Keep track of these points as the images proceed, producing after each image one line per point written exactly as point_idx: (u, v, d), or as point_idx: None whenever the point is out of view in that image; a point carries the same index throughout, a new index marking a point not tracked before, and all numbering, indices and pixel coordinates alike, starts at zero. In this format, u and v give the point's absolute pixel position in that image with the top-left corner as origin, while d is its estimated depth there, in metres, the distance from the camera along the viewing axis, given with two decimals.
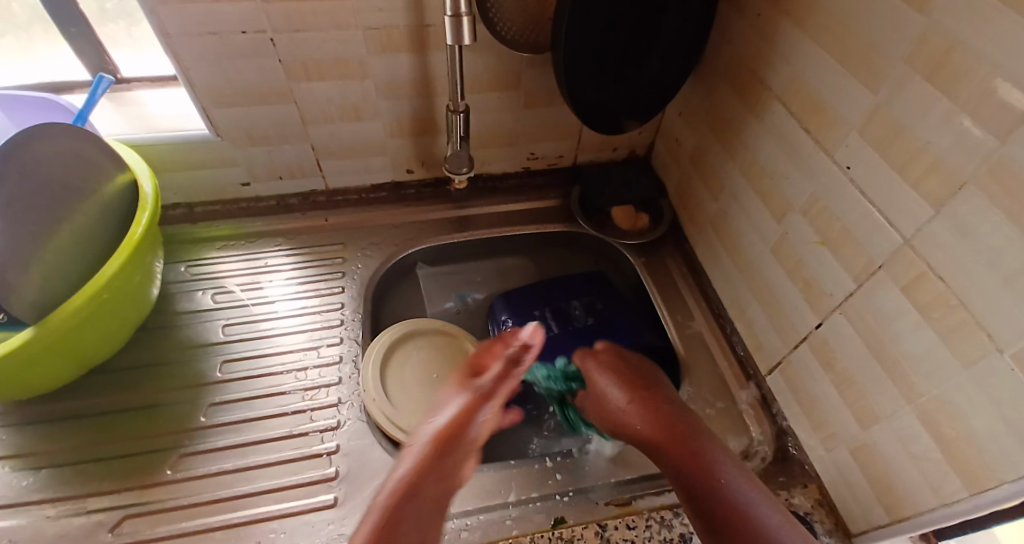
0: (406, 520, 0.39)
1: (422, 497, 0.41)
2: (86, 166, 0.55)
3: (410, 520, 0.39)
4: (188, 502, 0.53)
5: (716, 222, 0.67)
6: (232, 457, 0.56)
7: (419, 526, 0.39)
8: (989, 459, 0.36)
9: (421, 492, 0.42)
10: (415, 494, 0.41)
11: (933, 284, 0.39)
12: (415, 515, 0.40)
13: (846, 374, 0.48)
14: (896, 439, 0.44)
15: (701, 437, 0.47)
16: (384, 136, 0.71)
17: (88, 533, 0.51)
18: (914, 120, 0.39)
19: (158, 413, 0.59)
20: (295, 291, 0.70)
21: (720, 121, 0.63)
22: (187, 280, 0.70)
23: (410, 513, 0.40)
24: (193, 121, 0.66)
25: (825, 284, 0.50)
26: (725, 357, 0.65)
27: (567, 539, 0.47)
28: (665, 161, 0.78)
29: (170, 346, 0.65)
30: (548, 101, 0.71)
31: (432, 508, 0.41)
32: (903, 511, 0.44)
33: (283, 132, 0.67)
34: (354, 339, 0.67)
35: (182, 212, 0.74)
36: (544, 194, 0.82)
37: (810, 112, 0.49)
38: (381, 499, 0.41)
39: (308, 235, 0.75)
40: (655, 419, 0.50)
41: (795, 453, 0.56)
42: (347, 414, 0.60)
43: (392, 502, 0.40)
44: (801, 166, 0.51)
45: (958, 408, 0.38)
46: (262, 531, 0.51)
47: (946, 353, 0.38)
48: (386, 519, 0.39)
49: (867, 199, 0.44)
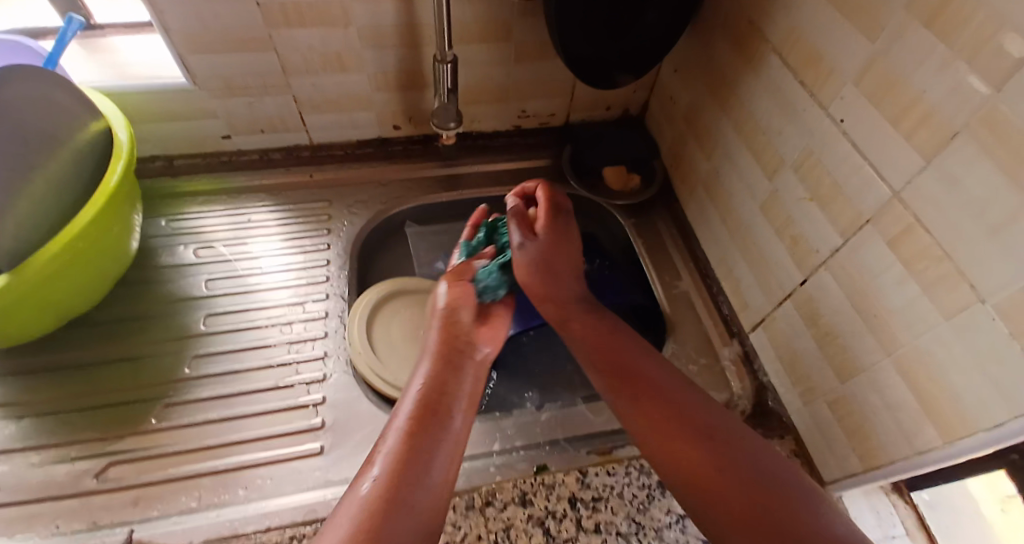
0: (438, 415, 0.44)
1: (447, 393, 0.46)
2: (57, 111, 0.53)
3: (444, 417, 0.44)
4: (173, 450, 0.53)
5: (708, 180, 0.67)
6: (218, 408, 0.56)
7: (450, 417, 0.44)
8: (964, 408, 0.37)
9: (443, 391, 0.46)
10: (440, 397, 0.45)
11: (920, 236, 0.38)
12: (446, 410, 0.44)
13: (829, 329, 0.49)
14: (874, 391, 0.44)
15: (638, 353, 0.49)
16: (370, 89, 0.69)
17: (73, 480, 0.50)
18: (912, 68, 0.38)
19: (142, 364, 0.59)
20: (280, 247, 0.69)
21: (715, 77, 0.62)
22: (168, 235, 0.69)
23: (441, 409, 0.44)
24: (169, 69, 0.64)
25: (812, 240, 0.50)
26: (711, 316, 0.66)
27: (549, 484, 0.48)
28: (659, 120, 0.77)
29: (154, 300, 0.64)
30: (539, 55, 0.69)
31: (458, 400, 0.46)
32: (877, 461, 0.45)
33: (265, 82, 0.65)
34: (341, 295, 0.66)
35: (160, 165, 0.72)
36: (535, 153, 0.80)
37: (806, 64, 0.48)
38: (410, 402, 0.45)
39: (292, 191, 0.74)
40: (557, 287, 0.56)
41: (773, 407, 0.57)
42: (333, 367, 0.60)
43: (422, 404, 0.44)
44: (795, 120, 0.50)
45: (936, 358, 0.39)
46: (249, 478, 0.51)
47: (927, 304, 0.39)
48: (419, 421, 0.43)
49: (860, 151, 0.43)
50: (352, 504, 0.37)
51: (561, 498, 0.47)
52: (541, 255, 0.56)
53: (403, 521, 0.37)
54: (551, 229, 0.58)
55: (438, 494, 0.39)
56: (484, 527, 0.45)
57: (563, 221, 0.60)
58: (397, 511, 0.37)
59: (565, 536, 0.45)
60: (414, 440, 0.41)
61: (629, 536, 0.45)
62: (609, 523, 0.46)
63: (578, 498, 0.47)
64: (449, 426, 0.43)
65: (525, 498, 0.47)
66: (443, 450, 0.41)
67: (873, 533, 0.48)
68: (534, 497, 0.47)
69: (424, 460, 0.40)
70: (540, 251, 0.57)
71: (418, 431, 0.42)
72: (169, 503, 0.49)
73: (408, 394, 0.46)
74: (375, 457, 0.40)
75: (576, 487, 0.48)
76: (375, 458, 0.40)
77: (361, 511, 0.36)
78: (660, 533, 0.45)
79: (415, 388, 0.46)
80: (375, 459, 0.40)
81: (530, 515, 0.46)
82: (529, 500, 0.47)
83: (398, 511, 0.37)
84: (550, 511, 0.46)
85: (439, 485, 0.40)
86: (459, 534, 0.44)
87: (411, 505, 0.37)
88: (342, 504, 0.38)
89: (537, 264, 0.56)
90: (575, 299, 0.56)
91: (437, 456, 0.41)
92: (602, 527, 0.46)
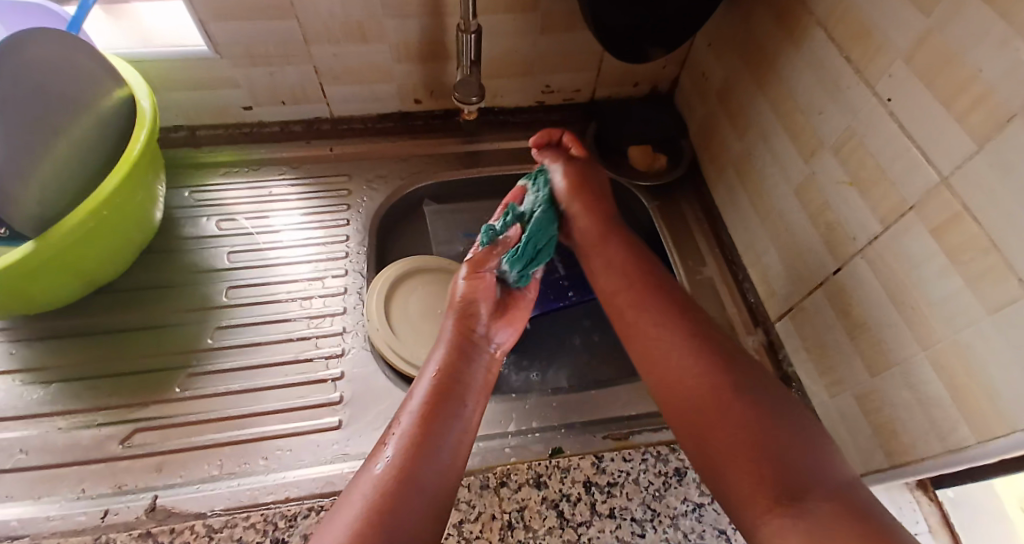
0: (450, 400, 0.45)
1: (458, 381, 0.47)
2: (79, 74, 0.52)
3: (456, 403, 0.45)
4: (196, 418, 0.54)
5: (739, 162, 0.64)
6: (238, 379, 0.57)
7: (461, 403, 0.46)
8: (1003, 408, 0.35)
9: (457, 378, 0.47)
10: (452, 382, 0.47)
11: (968, 226, 0.36)
12: (458, 395, 0.46)
13: (861, 320, 0.47)
14: (905, 386, 0.43)
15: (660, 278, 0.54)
16: (391, 60, 0.67)
17: (99, 445, 0.52)
18: (969, 45, 0.35)
19: (165, 334, 0.60)
20: (301, 221, 0.69)
21: (753, 52, 0.59)
22: (191, 206, 0.69)
23: (453, 395, 0.46)
24: (188, 35, 0.62)
25: (850, 227, 0.48)
26: (735, 303, 0.64)
27: (564, 467, 0.47)
28: (689, 97, 0.74)
29: (178, 270, 0.64)
30: (567, 26, 0.67)
31: (469, 389, 0.47)
32: (904, 457, 0.44)
33: (286, 51, 0.64)
34: (360, 271, 0.66)
35: (183, 135, 0.72)
36: (558, 130, 0.78)
37: (853, 39, 0.45)
38: (425, 385, 0.46)
39: (313, 164, 0.73)
40: (586, 216, 0.60)
41: (797, 398, 0.56)
42: (351, 342, 0.60)
43: (435, 388, 0.46)
44: (837, 99, 0.48)
45: (976, 356, 0.37)
46: (268, 449, 0.52)
47: (971, 298, 0.37)
48: (432, 407, 0.44)
49: (906, 132, 0.41)
50: (365, 485, 0.39)
51: (575, 481, 0.47)
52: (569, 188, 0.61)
53: (412, 503, 0.38)
54: (582, 162, 0.63)
55: (448, 475, 0.41)
56: (499, 506, 0.45)
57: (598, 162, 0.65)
58: (408, 491, 0.39)
59: (579, 519, 0.45)
60: (425, 425, 0.43)
61: (643, 522, 0.45)
62: (623, 509, 0.45)
63: (593, 482, 0.47)
64: (460, 412, 0.45)
65: (540, 480, 0.47)
66: (452, 437, 0.43)
67: None
68: (549, 479, 0.47)
69: (433, 444, 0.42)
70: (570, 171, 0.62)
71: (429, 416, 0.44)
72: (190, 470, 0.50)
73: (422, 379, 0.48)
74: (389, 438, 0.42)
75: (591, 471, 0.47)
76: (388, 440, 0.42)
77: (372, 493, 0.38)
78: (675, 521, 0.45)
79: (430, 371, 0.48)
80: (388, 440, 0.42)
81: (544, 497, 0.46)
82: (543, 482, 0.46)
83: (409, 489, 0.39)
84: (564, 494, 0.46)
85: (449, 468, 0.41)
86: (473, 512, 0.44)
87: (420, 483, 0.39)
88: (356, 482, 0.40)
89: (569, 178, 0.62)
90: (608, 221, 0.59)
91: (448, 438, 0.43)
92: (616, 513, 0.45)
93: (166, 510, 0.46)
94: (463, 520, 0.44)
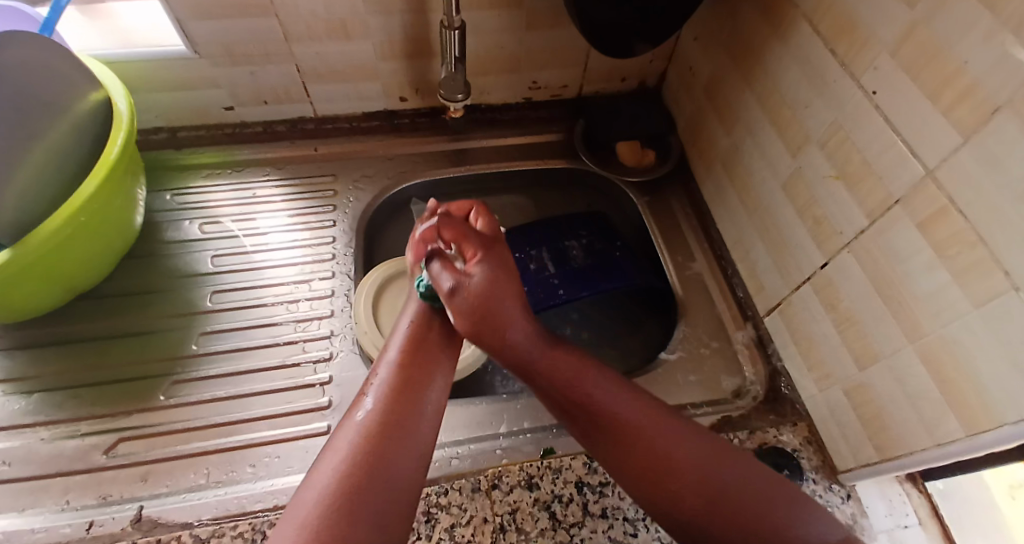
0: (427, 350, 0.47)
1: (434, 332, 0.49)
2: (55, 79, 0.51)
3: (432, 351, 0.47)
4: (182, 426, 0.53)
5: (727, 157, 0.64)
6: (225, 385, 0.56)
7: (438, 352, 0.48)
8: (990, 401, 0.36)
9: (431, 331, 0.49)
10: (428, 335, 0.49)
11: (955, 221, 0.36)
12: (434, 347, 0.48)
13: (850, 315, 0.47)
14: (894, 380, 0.43)
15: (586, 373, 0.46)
16: (375, 58, 0.66)
17: (83, 455, 0.51)
18: (954, 38, 0.35)
19: (150, 341, 0.59)
20: (286, 223, 0.68)
21: (739, 46, 0.59)
22: (173, 209, 0.68)
23: (429, 345, 0.48)
24: (166, 34, 0.61)
25: (837, 223, 0.48)
26: (725, 298, 0.64)
27: (555, 468, 0.47)
28: (676, 92, 0.74)
29: (161, 275, 0.63)
30: (552, 22, 0.66)
31: (444, 338, 0.49)
32: (893, 450, 0.44)
33: (267, 50, 0.63)
34: (347, 273, 0.65)
35: (164, 137, 0.71)
36: (546, 127, 0.78)
37: (838, 32, 0.45)
38: (399, 339, 0.48)
39: (297, 165, 0.72)
40: (496, 290, 0.47)
41: (787, 393, 0.56)
42: (339, 346, 0.59)
43: (411, 341, 0.48)
44: (823, 93, 0.48)
45: (963, 350, 0.37)
46: (257, 456, 0.51)
47: (957, 292, 0.37)
48: (409, 355, 0.46)
49: (892, 127, 0.41)
50: (351, 428, 0.40)
51: (567, 482, 0.47)
52: (477, 295, 0.46)
53: (402, 439, 0.40)
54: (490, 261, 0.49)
55: (433, 412, 0.43)
56: (490, 509, 0.45)
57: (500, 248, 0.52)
58: (396, 428, 0.40)
59: (571, 520, 0.45)
60: (404, 372, 0.45)
61: (636, 522, 0.45)
62: (615, 509, 0.45)
63: (584, 483, 0.46)
64: (437, 361, 0.47)
65: (531, 482, 0.46)
66: (432, 379, 0.45)
67: (883, 522, 0.47)
68: (541, 480, 0.46)
69: (415, 389, 0.43)
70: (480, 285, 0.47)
71: (408, 363, 0.45)
72: (177, 479, 0.49)
73: (395, 337, 0.49)
74: (368, 388, 0.44)
75: (582, 471, 0.47)
76: (368, 389, 0.43)
77: (360, 433, 0.39)
78: None
79: (403, 326, 0.50)
80: (368, 390, 0.43)
81: (536, 498, 0.46)
82: (535, 484, 0.46)
83: (395, 432, 0.40)
84: (556, 495, 0.46)
85: (432, 407, 0.43)
86: (465, 516, 0.44)
87: (406, 424, 0.41)
88: (340, 430, 0.41)
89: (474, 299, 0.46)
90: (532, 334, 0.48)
91: (428, 384, 0.45)
92: (608, 513, 0.45)
93: (153, 520, 0.45)
94: (455, 524, 0.44)
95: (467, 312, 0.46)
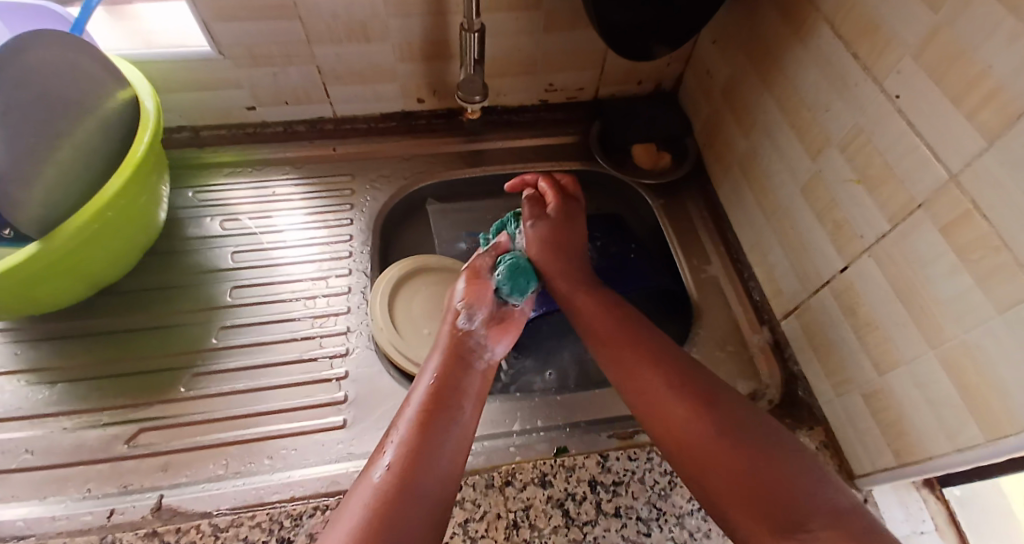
0: (447, 407, 0.46)
1: (456, 389, 0.48)
2: (85, 79, 0.53)
3: (452, 408, 0.46)
4: (202, 418, 0.54)
5: (744, 159, 0.64)
6: (243, 378, 0.57)
7: (458, 409, 0.46)
8: (1013, 407, 0.35)
9: (453, 385, 0.48)
10: (449, 390, 0.48)
11: (977, 225, 0.36)
12: (455, 404, 0.47)
13: (869, 319, 0.47)
14: (913, 385, 0.43)
15: (625, 312, 0.54)
16: (394, 60, 0.67)
17: (104, 444, 0.52)
18: (978, 40, 0.35)
19: (171, 333, 0.60)
20: (305, 221, 0.69)
21: (759, 49, 0.59)
22: (195, 206, 0.69)
23: (449, 401, 0.47)
24: (192, 37, 0.63)
25: (856, 225, 0.47)
26: (741, 302, 0.64)
27: (569, 466, 0.47)
28: (694, 95, 0.74)
29: (182, 270, 0.64)
30: (570, 24, 0.67)
31: (467, 395, 0.48)
32: (913, 456, 0.44)
33: (289, 51, 0.64)
34: (363, 271, 0.66)
35: (187, 135, 0.72)
36: (563, 129, 0.78)
37: (860, 34, 0.45)
38: (421, 392, 0.47)
39: (316, 164, 0.73)
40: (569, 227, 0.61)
41: (803, 398, 0.55)
42: (356, 342, 0.60)
43: (432, 396, 0.47)
44: (844, 96, 0.48)
45: (986, 354, 0.36)
46: (274, 448, 0.52)
47: (981, 295, 0.36)
48: (429, 413, 0.45)
49: (914, 129, 0.41)
50: (365, 490, 0.40)
51: (580, 480, 0.47)
52: (547, 233, 0.60)
53: (415, 509, 0.39)
54: (559, 212, 0.61)
55: (448, 479, 0.42)
56: (504, 505, 0.45)
57: (573, 207, 0.62)
58: (409, 497, 0.39)
59: (584, 518, 0.44)
60: (423, 431, 0.44)
61: (649, 521, 0.44)
62: (629, 508, 0.45)
63: (598, 482, 0.46)
64: (457, 419, 0.46)
65: (544, 479, 0.46)
66: (451, 441, 0.44)
67: (901, 528, 0.46)
68: (554, 478, 0.47)
69: (432, 453, 0.42)
70: (542, 232, 0.60)
71: (427, 423, 0.44)
72: (196, 469, 0.50)
73: (419, 387, 0.48)
74: (386, 446, 0.43)
75: (596, 471, 0.47)
76: (386, 447, 0.43)
77: (373, 497, 0.39)
78: (681, 520, 0.44)
79: (426, 378, 0.49)
80: (386, 448, 0.43)
81: (549, 496, 0.46)
82: (549, 481, 0.46)
83: (408, 498, 0.39)
84: (570, 493, 0.46)
85: (448, 474, 0.42)
86: (479, 511, 0.44)
87: (421, 496, 0.40)
88: (356, 488, 0.40)
89: (543, 239, 0.60)
90: (580, 280, 0.58)
91: (446, 448, 0.43)
92: (622, 512, 0.45)
93: (172, 509, 0.46)
94: (469, 520, 0.44)
95: (540, 244, 0.59)
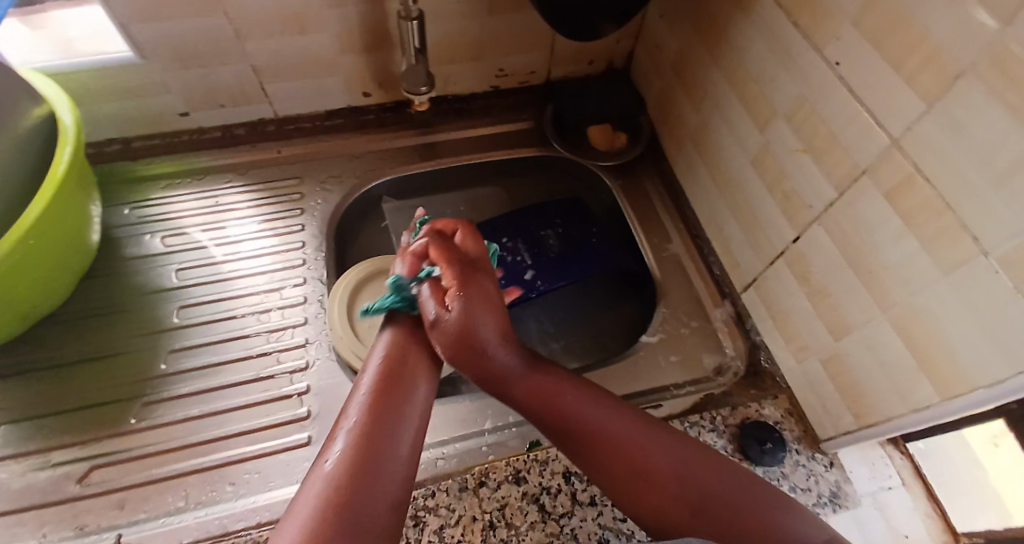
0: (400, 385, 0.43)
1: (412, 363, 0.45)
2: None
3: (396, 400, 0.42)
4: (157, 449, 0.51)
5: (697, 134, 0.64)
6: (198, 403, 0.54)
7: (413, 385, 0.44)
8: (962, 366, 0.36)
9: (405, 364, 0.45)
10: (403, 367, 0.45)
11: (920, 190, 0.36)
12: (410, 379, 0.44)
13: (823, 287, 0.47)
14: (867, 350, 0.43)
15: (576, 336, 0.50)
16: (334, 52, 0.64)
17: (55, 486, 0.49)
18: (915, 4, 0.35)
19: (117, 362, 0.57)
20: (252, 231, 0.66)
21: (704, 22, 0.58)
22: (133, 224, 0.65)
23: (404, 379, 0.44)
24: (110, 40, 0.58)
25: (805, 196, 0.48)
26: (701, 275, 0.64)
27: (541, 460, 0.47)
28: (644, 71, 0.73)
29: (123, 294, 0.61)
30: (514, 6, 0.65)
31: (422, 368, 0.45)
32: (870, 418, 0.45)
33: (219, 51, 0.60)
34: (318, 279, 0.64)
35: (117, 148, 0.68)
36: (515, 114, 0.76)
37: (801, 3, 0.45)
38: (370, 376, 0.44)
39: (260, 169, 0.70)
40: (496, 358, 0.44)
41: (766, 367, 0.56)
42: (315, 354, 0.58)
43: (385, 375, 0.44)
44: (789, 66, 0.47)
45: (933, 317, 0.37)
46: (236, 473, 0.50)
47: (927, 261, 0.37)
48: (383, 391, 0.42)
49: (856, 96, 0.41)
50: (317, 482, 0.36)
51: (555, 473, 0.46)
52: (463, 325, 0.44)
53: (377, 491, 0.36)
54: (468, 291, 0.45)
55: (406, 459, 0.39)
56: (479, 507, 0.44)
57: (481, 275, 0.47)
58: (365, 480, 0.36)
59: (560, 511, 0.44)
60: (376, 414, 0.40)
61: None
62: (604, 495, 0.45)
63: (572, 473, 0.46)
64: (412, 396, 0.43)
65: (519, 476, 0.46)
66: (406, 420, 0.41)
67: (867, 486, 0.48)
68: (528, 474, 0.46)
69: (383, 435, 0.39)
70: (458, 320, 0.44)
71: (382, 402, 0.41)
72: (156, 503, 0.48)
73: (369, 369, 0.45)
74: (337, 433, 0.39)
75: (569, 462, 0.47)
76: (337, 435, 0.39)
77: (326, 485, 0.35)
78: None
79: (375, 362, 0.45)
80: (337, 436, 0.39)
81: (524, 492, 0.45)
82: (523, 477, 0.46)
83: (365, 484, 0.36)
84: (545, 487, 0.45)
85: (406, 455, 0.39)
86: (453, 516, 0.44)
87: (380, 477, 0.37)
88: (306, 482, 0.36)
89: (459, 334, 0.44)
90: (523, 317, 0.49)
91: (402, 428, 0.40)
92: (597, 500, 0.45)
93: None
94: (444, 526, 0.43)
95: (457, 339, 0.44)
